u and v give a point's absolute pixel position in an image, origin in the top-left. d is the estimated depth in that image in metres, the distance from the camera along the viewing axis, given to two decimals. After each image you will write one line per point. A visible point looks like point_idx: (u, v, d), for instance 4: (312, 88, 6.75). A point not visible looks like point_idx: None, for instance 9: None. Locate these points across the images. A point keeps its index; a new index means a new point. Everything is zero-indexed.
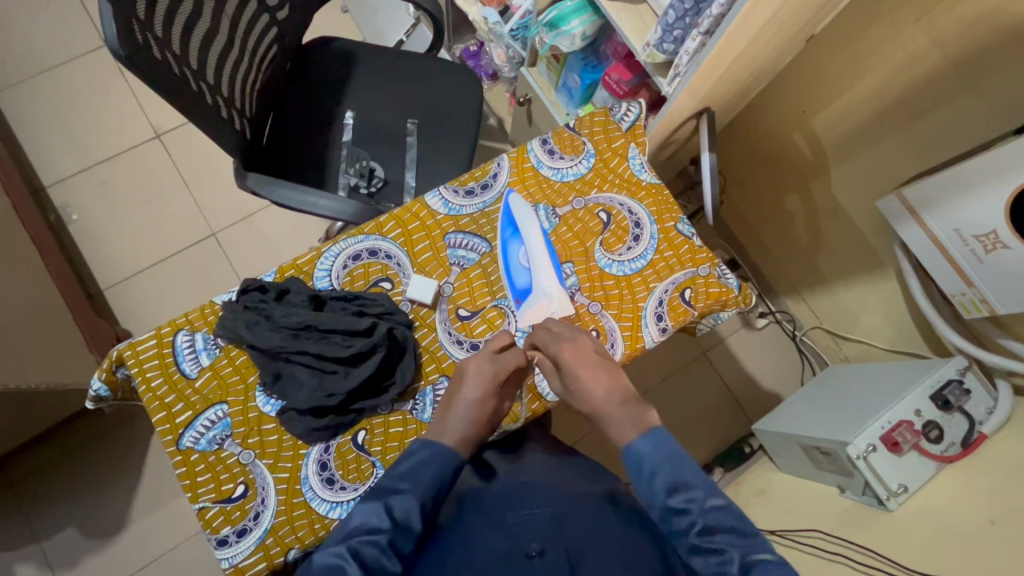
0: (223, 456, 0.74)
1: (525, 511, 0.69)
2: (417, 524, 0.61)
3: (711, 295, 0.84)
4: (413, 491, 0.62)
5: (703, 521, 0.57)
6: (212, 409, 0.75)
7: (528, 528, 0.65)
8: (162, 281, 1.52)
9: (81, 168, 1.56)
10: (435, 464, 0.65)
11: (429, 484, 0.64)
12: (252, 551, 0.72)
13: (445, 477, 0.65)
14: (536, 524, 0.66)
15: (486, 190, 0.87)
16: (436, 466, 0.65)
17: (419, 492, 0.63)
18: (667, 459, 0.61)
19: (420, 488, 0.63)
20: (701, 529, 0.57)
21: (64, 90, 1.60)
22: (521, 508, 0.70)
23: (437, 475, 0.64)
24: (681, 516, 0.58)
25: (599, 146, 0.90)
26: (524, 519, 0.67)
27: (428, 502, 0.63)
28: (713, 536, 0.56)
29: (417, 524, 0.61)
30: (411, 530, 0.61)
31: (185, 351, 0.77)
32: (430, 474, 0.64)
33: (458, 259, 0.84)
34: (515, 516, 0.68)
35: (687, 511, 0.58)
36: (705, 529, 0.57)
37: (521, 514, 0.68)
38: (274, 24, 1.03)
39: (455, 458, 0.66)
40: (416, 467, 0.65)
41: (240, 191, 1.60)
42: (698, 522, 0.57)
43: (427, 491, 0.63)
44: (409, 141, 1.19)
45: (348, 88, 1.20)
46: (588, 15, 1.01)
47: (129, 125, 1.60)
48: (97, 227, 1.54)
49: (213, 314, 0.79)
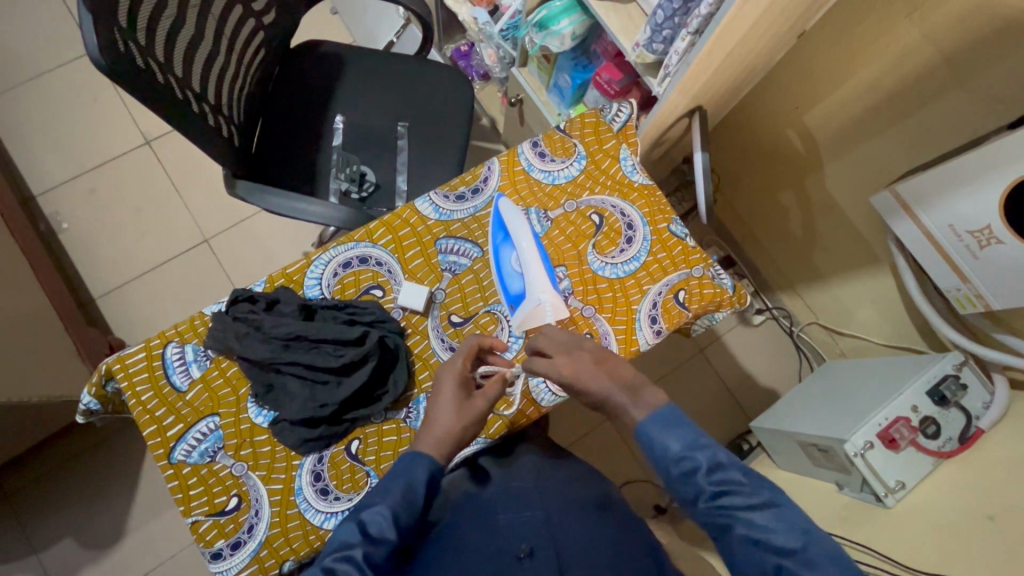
0: (216, 469, 0.74)
1: (518, 513, 0.68)
2: (391, 536, 0.59)
3: (705, 296, 0.84)
4: (384, 502, 0.60)
5: (717, 476, 0.54)
6: (204, 422, 0.75)
7: (521, 530, 0.65)
8: (155, 289, 1.51)
9: (70, 176, 1.55)
10: (412, 474, 0.63)
11: (402, 493, 0.61)
12: (247, 563, 0.71)
13: (422, 484, 0.63)
14: (527, 524, 0.66)
15: (476, 195, 0.86)
16: (412, 477, 0.63)
17: (392, 503, 0.61)
18: (673, 426, 0.57)
19: (391, 499, 0.61)
20: (716, 484, 0.54)
21: (52, 96, 1.58)
22: (512, 509, 0.69)
23: (416, 484, 0.63)
24: (698, 475, 0.54)
25: (590, 148, 0.89)
26: (515, 521, 0.66)
27: (401, 513, 0.60)
28: (728, 489, 0.54)
29: (392, 536, 0.59)
30: (385, 539, 0.58)
31: (175, 364, 0.76)
32: (408, 484, 0.62)
33: (449, 265, 0.83)
34: (506, 517, 0.68)
35: (701, 470, 0.55)
36: (720, 485, 0.54)
37: (514, 517, 0.67)
38: (261, 28, 1.02)
39: (434, 467, 0.65)
40: (392, 478, 0.63)
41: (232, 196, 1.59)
42: (712, 477, 0.55)
43: (400, 501, 0.61)
44: (400, 144, 1.19)
45: (337, 91, 1.19)
46: (577, 15, 1.01)
47: (118, 131, 1.59)
48: (87, 235, 1.52)
49: (203, 325, 0.77)
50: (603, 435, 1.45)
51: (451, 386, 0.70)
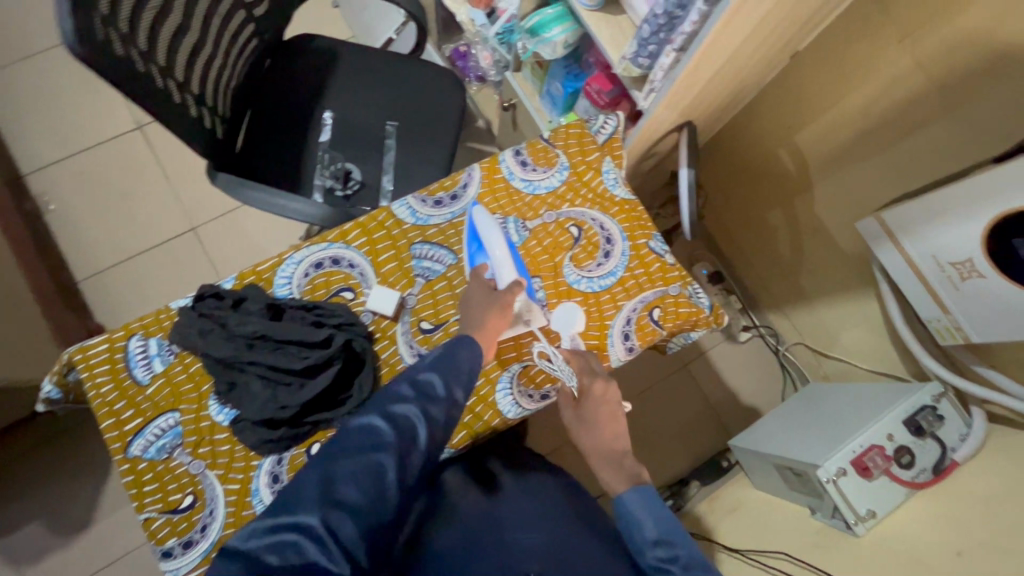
0: (172, 466, 0.73)
1: (523, 532, 0.73)
2: (442, 395, 0.64)
3: (680, 315, 0.83)
4: (435, 370, 0.66)
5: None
6: (163, 417, 0.74)
7: (527, 552, 0.70)
8: (139, 275, 1.50)
9: (59, 158, 1.54)
10: (458, 349, 0.68)
11: (451, 365, 0.66)
12: (198, 563, 0.70)
13: (470, 359, 0.68)
14: (534, 546, 0.71)
15: (455, 201, 0.85)
16: (462, 350, 0.68)
17: (442, 371, 0.66)
18: (654, 512, 0.68)
19: (442, 369, 0.66)
20: None
21: (45, 76, 1.57)
22: (517, 529, 0.74)
23: (465, 363, 0.67)
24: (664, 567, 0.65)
25: (573, 159, 0.89)
26: (522, 541, 0.72)
27: (453, 379, 0.66)
28: None
29: (444, 396, 0.64)
30: (438, 398, 0.64)
31: (137, 357, 0.75)
32: (457, 357, 0.67)
33: (423, 270, 0.82)
34: (513, 536, 0.73)
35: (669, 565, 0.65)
36: None
37: (520, 536, 0.73)
38: (252, 20, 1.01)
39: (476, 344, 0.69)
40: (444, 350, 0.68)
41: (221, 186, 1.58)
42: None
43: (449, 369, 0.66)
44: (388, 143, 1.18)
45: (328, 86, 1.18)
46: (569, 23, 1.00)
47: (111, 115, 1.58)
48: (73, 217, 1.51)
49: (168, 319, 0.76)
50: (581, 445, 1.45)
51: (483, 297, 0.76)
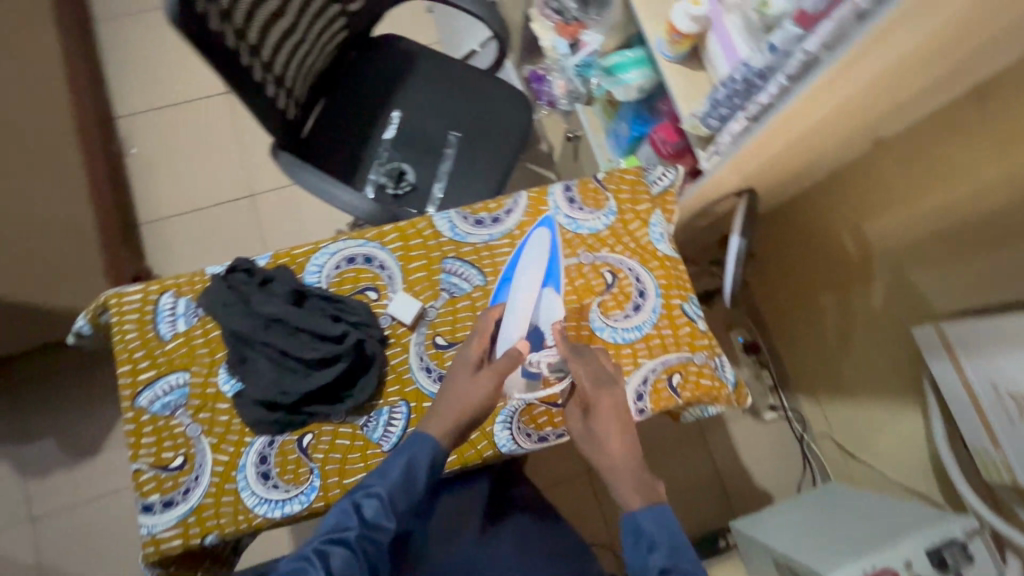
0: (172, 424, 0.75)
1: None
2: (389, 525, 0.64)
3: (700, 386, 0.80)
4: (381, 487, 0.64)
5: None
6: (174, 375, 0.76)
7: None
8: (194, 229, 1.58)
9: (149, 107, 1.65)
10: (415, 455, 0.66)
11: (402, 478, 0.65)
12: (173, 525, 0.71)
13: (422, 467, 0.66)
14: None
15: (496, 224, 0.85)
16: (416, 456, 0.66)
17: (390, 487, 0.65)
18: (667, 533, 0.62)
19: (389, 484, 0.65)
20: None
21: (155, 31, 1.69)
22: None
23: (417, 470, 0.66)
24: None
25: (622, 205, 0.87)
26: None
27: (399, 498, 0.65)
28: None
29: (387, 521, 0.64)
30: (383, 526, 0.64)
31: (165, 313, 0.78)
32: (409, 464, 0.66)
33: (449, 285, 0.82)
34: None
35: None
36: None
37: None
38: (343, 14, 1.05)
39: (437, 449, 0.67)
40: (395, 459, 0.66)
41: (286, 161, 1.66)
42: None
43: (398, 486, 0.65)
44: (447, 151, 1.20)
45: (402, 87, 1.21)
46: (646, 69, 1.00)
47: (203, 76, 1.68)
48: (148, 164, 1.62)
49: (201, 283, 0.79)
50: (575, 489, 1.40)
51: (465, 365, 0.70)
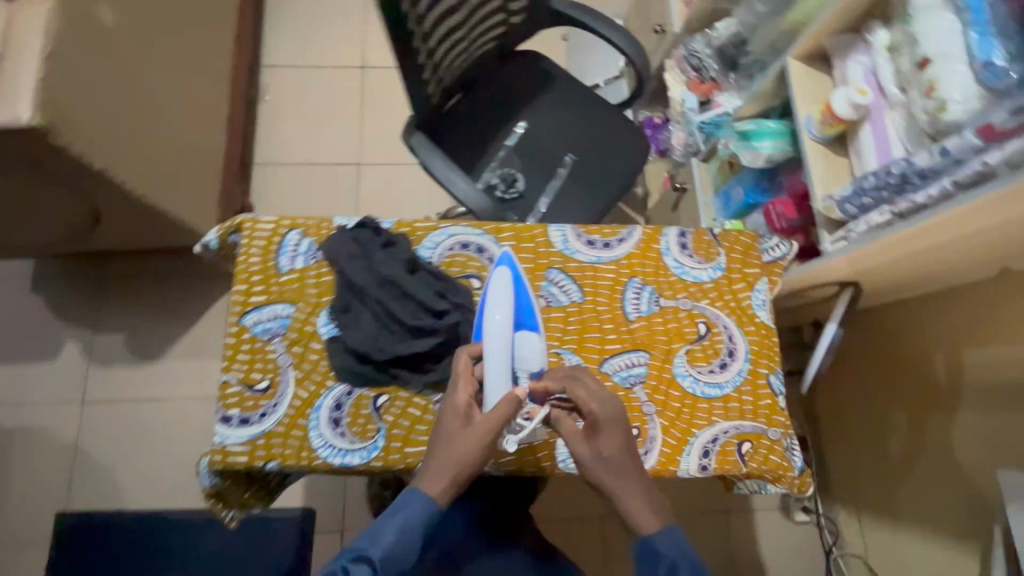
0: (266, 349, 0.79)
1: None
2: None
3: (768, 461, 0.79)
4: (374, 548, 0.60)
5: None
6: (281, 306, 0.81)
7: None
8: (300, 181, 1.72)
9: (293, 66, 1.83)
10: (409, 513, 0.63)
11: (396, 537, 0.61)
12: (243, 442, 0.76)
13: (417, 527, 0.63)
14: None
15: (606, 249, 0.87)
16: (408, 512, 0.63)
17: (382, 549, 0.61)
18: (684, 552, 0.62)
19: (383, 543, 0.61)
20: None
21: (318, 6, 1.89)
22: None
23: (410, 528, 0.62)
24: None
25: (732, 264, 0.88)
26: None
27: (392, 560, 0.61)
28: None
29: None
30: None
31: (289, 248, 0.83)
32: (411, 527, 0.63)
33: (549, 294, 0.85)
34: None
35: None
36: None
37: None
38: (504, 24, 1.14)
39: (430, 503, 0.64)
40: (388, 518, 0.63)
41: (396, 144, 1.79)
42: None
43: (392, 546, 0.61)
44: (560, 171, 1.24)
45: (535, 101, 1.27)
46: (782, 142, 1.02)
47: (347, 52, 1.86)
48: (277, 113, 1.77)
49: (327, 229, 0.85)
50: (585, 531, 1.39)
51: (454, 409, 0.67)
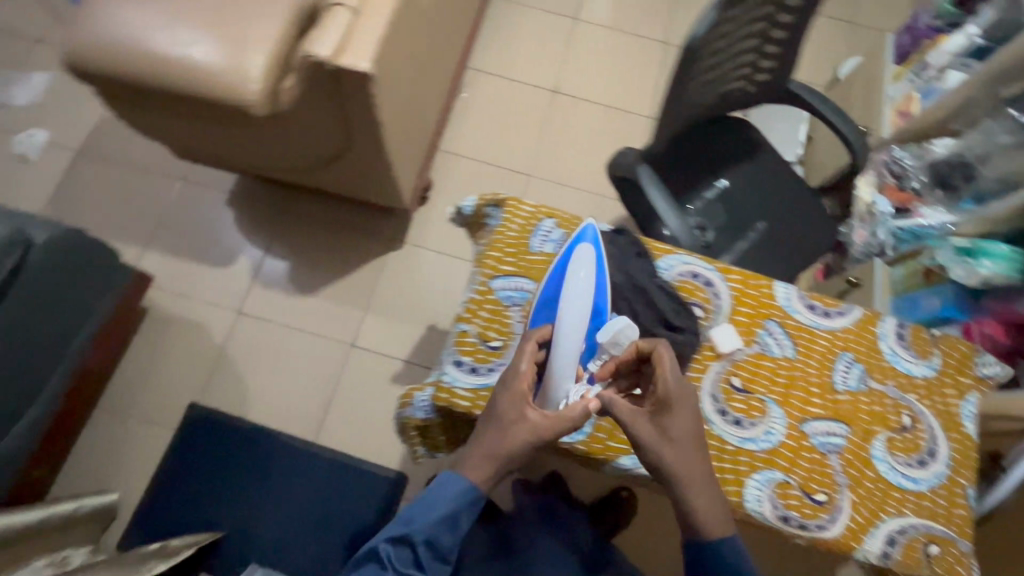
0: (505, 314, 0.88)
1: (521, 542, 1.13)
2: (438, 543, 0.82)
3: (950, 569, 0.80)
4: (423, 523, 0.81)
5: None
6: (525, 281, 0.90)
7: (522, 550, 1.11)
8: (473, 175, 1.87)
9: (493, 73, 2.00)
10: (448, 502, 0.81)
11: (440, 516, 0.81)
12: (469, 389, 0.84)
13: (458, 508, 0.81)
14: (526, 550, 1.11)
15: (826, 317, 0.91)
16: (448, 500, 0.81)
17: (431, 522, 0.81)
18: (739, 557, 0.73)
19: (431, 518, 0.81)
20: None
21: (529, 28, 2.08)
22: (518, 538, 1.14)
23: (451, 511, 0.81)
24: None
25: (946, 369, 0.89)
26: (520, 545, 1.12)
27: (442, 526, 0.81)
28: None
29: (434, 540, 0.82)
30: (435, 544, 0.82)
31: (542, 232, 0.92)
32: (446, 503, 0.81)
33: (763, 343, 0.89)
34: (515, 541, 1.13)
35: None
36: None
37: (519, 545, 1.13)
38: (746, 90, 1.22)
39: (467, 491, 0.80)
40: (435, 502, 0.81)
41: (565, 167, 1.92)
42: None
43: (437, 520, 0.81)
44: (748, 234, 1.30)
45: (739, 164, 1.34)
46: (1005, 268, 1.13)
47: (543, 75, 2.02)
48: (469, 110, 1.94)
49: (578, 225, 0.93)
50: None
51: (514, 397, 0.78)
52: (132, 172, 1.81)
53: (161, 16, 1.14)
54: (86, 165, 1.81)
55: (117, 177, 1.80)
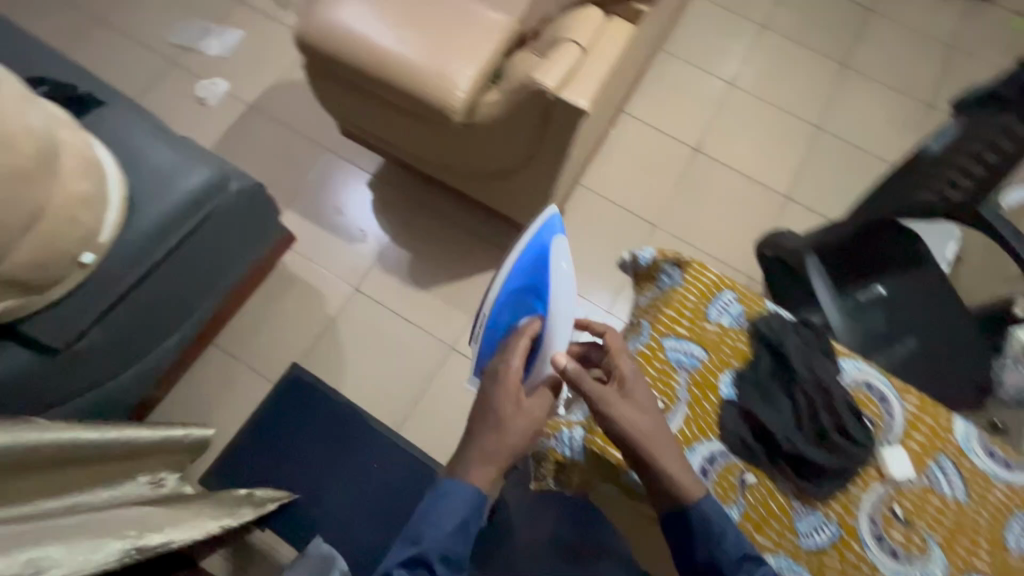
0: (671, 377, 0.91)
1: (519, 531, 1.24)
2: (451, 555, 0.83)
3: None
4: (433, 535, 0.82)
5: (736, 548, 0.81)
6: (696, 348, 0.93)
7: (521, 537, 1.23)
8: (600, 212, 1.90)
9: (641, 119, 2.02)
10: (455, 505, 0.84)
11: (449, 523, 0.83)
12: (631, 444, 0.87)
13: (466, 509, 0.84)
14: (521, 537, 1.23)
15: (1004, 467, 0.92)
16: (455, 504, 0.84)
17: (439, 530, 0.83)
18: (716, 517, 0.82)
19: (441, 528, 0.83)
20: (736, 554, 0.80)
21: (685, 83, 2.10)
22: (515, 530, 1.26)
23: (459, 514, 0.84)
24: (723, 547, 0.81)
25: None
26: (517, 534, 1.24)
27: (453, 533, 0.83)
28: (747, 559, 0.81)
29: (448, 550, 0.82)
30: (448, 557, 0.82)
31: (720, 305, 0.96)
32: (455, 510, 0.84)
33: (935, 478, 0.89)
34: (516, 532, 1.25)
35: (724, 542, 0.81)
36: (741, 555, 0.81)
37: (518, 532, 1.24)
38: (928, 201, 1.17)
39: (474, 492, 0.85)
40: (439, 510, 0.84)
41: (691, 225, 1.92)
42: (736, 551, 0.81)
43: (449, 526, 0.83)
44: (893, 345, 1.25)
45: (896, 272, 1.30)
46: None
47: (688, 131, 2.03)
48: (610, 149, 1.97)
49: (755, 304, 0.97)
50: None
51: (510, 393, 0.87)
52: (292, 136, 1.94)
53: (392, 24, 1.25)
54: (254, 119, 1.96)
55: (277, 136, 1.94)
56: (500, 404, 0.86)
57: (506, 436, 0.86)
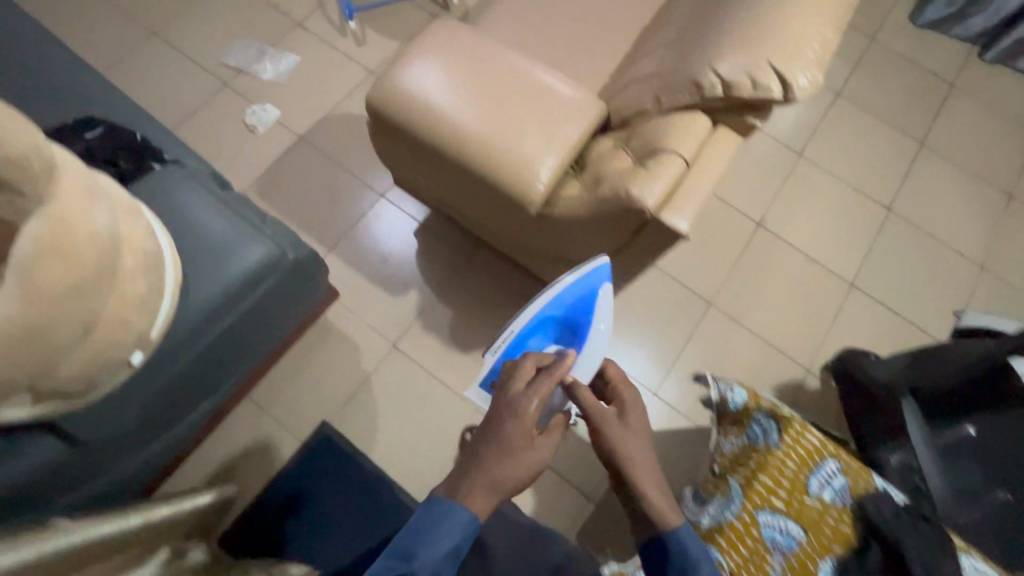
0: (767, 555, 1.04)
1: None
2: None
3: None
4: (423, 553, 0.77)
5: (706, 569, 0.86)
6: (795, 525, 1.05)
7: None
8: (653, 284, 1.82)
9: None
10: (448, 528, 0.78)
11: (441, 544, 0.77)
12: None
13: (459, 534, 0.79)
14: None
15: None
16: (446, 527, 0.78)
17: (429, 551, 0.77)
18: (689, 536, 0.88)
19: (432, 548, 0.77)
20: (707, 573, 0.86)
21: (751, 153, 2.01)
22: None
23: (451, 536, 0.78)
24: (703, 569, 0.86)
25: None
26: None
27: (443, 556, 0.77)
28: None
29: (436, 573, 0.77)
30: None
31: (821, 476, 1.08)
32: (447, 532, 0.78)
33: None
34: None
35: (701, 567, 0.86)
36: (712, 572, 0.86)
37: None
38: None
39: (469, 515, 0.79)
40: (432, 531, 0.78)
41: (747, 305, 1.82)
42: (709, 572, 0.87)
43: (440, 548, 0.77)
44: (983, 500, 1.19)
45: (987, 419, 1.26)
46: None
47: (752, 204, 1.94)
48: None
49: (859, 480, 1.09)
50: None
51: (526, 428, 0.82)
52: (341, 173, 1.87)
53: (468, 98, 1.16)
54: (303, 152, 1.88)
55: (326, 172, 1.87)
56: (515, 436, 0.81)
57: (511, 466, 0.80)
